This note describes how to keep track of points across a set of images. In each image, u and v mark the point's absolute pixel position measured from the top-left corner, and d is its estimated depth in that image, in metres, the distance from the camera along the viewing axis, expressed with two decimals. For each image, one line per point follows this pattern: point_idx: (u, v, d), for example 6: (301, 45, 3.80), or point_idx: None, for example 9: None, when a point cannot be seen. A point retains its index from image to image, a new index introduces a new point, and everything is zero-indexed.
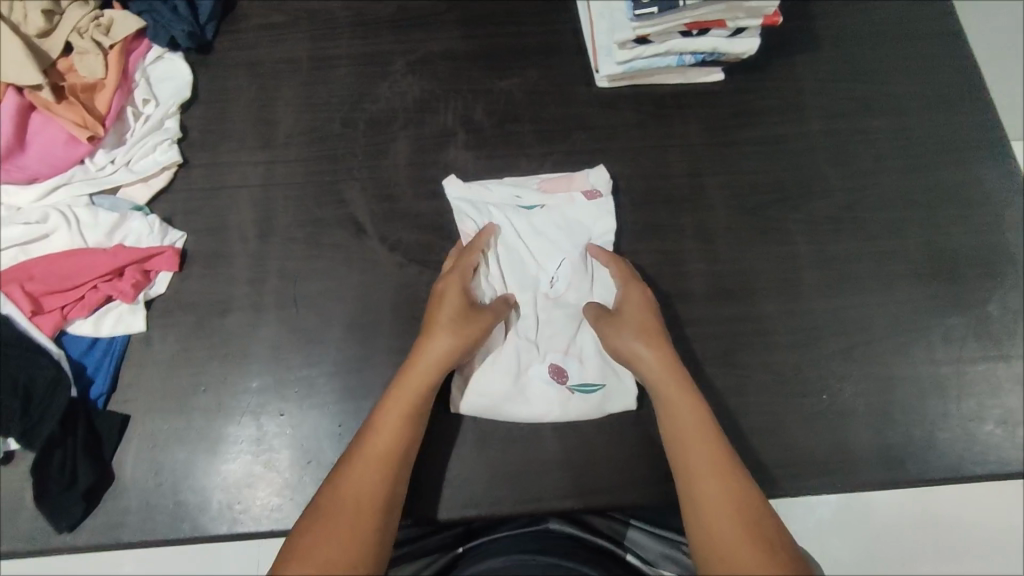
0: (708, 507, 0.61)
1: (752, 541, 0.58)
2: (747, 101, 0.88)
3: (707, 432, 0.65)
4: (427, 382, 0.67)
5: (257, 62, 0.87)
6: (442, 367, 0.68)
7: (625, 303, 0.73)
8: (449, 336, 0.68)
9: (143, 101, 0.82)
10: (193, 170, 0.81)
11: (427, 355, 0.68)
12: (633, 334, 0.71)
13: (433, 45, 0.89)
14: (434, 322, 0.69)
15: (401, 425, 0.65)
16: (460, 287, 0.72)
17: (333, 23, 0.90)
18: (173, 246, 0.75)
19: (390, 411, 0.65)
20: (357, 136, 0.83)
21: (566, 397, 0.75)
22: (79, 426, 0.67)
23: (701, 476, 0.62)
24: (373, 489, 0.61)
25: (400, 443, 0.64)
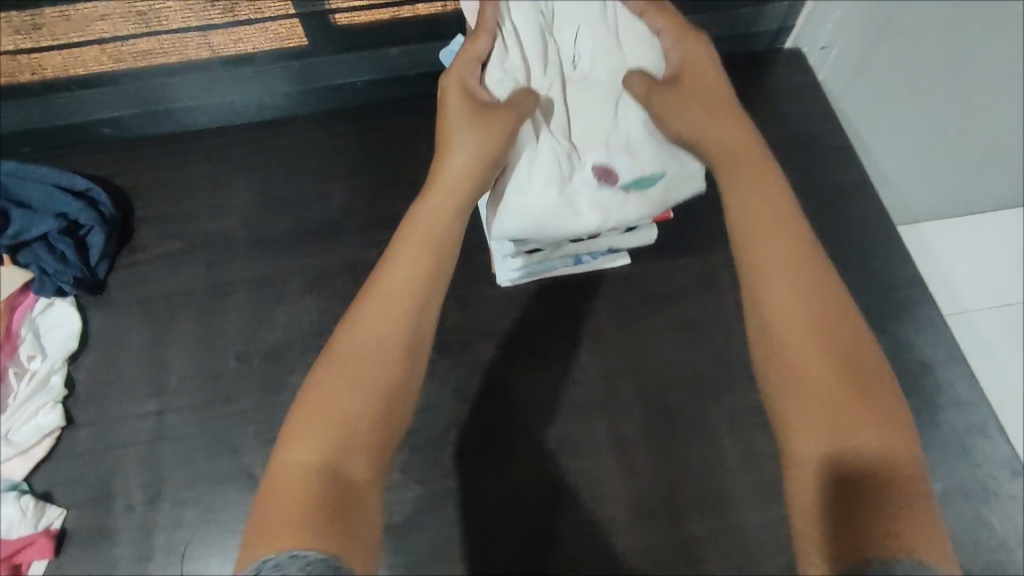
0: (768, 271, 0.52)
1: (832, 348, 0.48)
2: (660, 284, 0.83)
3: (805, 242, 0.53)
4: (448, 214, 0.61)
5: (150, 298, 0.85)
6: (466, 179, 0.62)
7: (687, 78, 0.65)
8: (463, 159, 0.61)
9: (28, 358, 0.80)
10: (78, 431, 0.77)
11: (447, 169, 0.62)
12: (695, 107, 0.63)
13: (331, 258, 0.87)
14: (451, 136, 0.62)
15: (420, 262, 0.58)
16: (462, 87, 0.64)
17: (230, 246, 0.88)
18: (48, 529, 0.71)
19: (405, 251, 0.59)
20: (253, 372, 0.80)
21: (623, 197, 0.66)
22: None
23: (776, 269, 0.52)
24: (389, 325, 0.55)
25: (421, 282, 0.57)
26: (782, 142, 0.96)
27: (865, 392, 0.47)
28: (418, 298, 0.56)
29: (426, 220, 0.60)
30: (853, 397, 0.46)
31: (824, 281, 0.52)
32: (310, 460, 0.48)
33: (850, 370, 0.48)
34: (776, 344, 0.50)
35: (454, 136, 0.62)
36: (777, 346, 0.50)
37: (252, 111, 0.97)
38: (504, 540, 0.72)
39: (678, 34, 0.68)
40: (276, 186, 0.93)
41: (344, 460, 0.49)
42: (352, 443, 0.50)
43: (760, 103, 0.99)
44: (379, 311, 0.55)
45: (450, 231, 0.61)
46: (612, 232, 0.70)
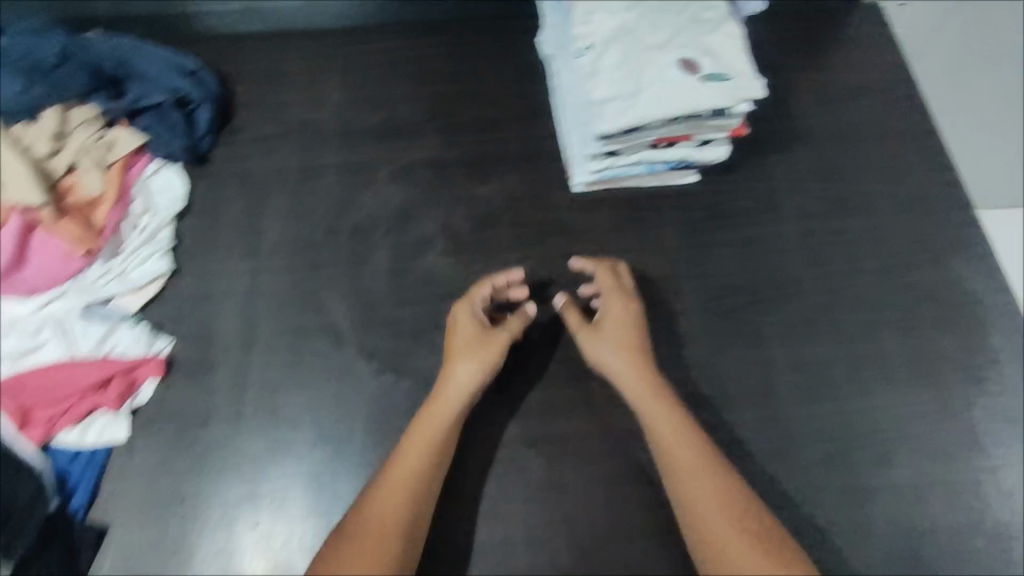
0: (700, 493, 0.67)
1: (747, 540, 0.64)
2: (722, 204, 0.90)
3: (724, 479, 0.67)
4: (454, 410, 0.71)
5: (249, 172, 0.92)
6: (462, 393, 0.71)
7: (607, 314, 0.77)
8: (472, 366, 0.72)
9: (139, 211, 0.86)
10: (183, 278, 0.84)
11: (450, 382, 0.72)
12: (616, 348, 0.75)
13: (416, 154, 0.94)
14: (456, 348, 0.73)
15: (427, 453, 0.68)
16: (470, 314, 0.76)
17: (322, 134, 0.95)
18: (158, 355, 0.78)
19: (418, 437, 0.69)
20: (341, 243, 0.86)
21: (698, 86, 0.73)
22: (58, 540, 0.70)
23: (688, 472, 0.68)
24: (396, 517, 0.64)
25: (426, 466, 0.68)
26: (850, 87, 0.99)
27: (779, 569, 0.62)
28: (416, 498, 0.66)
29: (436, 413, 0.70)
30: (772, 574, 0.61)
31: (732, 484, 0.67)
32: None
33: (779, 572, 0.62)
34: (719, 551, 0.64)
35: (455, 352, 0.73)
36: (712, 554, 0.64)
37: (348, 16, 1.02)
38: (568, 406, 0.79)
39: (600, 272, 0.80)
40: (366, 85, 0.99)
41: None
42: None
43: (831, 48, 1.02)
44: (386, 497, 0.65)
45: (455, 421, 0.71)
46: (687, 129, 0.78)
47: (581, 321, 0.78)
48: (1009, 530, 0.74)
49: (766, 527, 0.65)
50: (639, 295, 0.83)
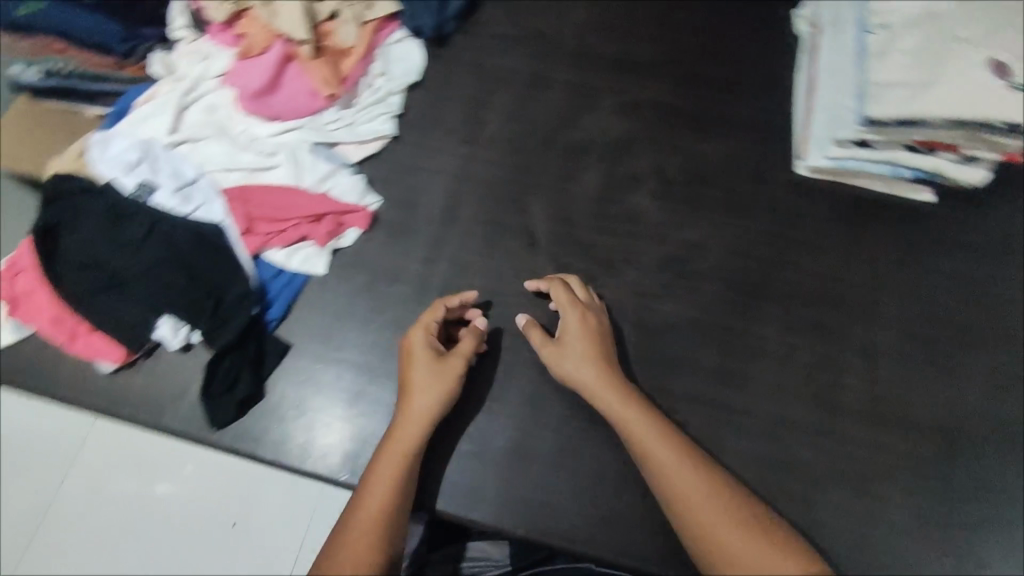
0: (687, 502, 0.62)
1: (745, 529, 0.61)
2: (953, 231, 0.83)
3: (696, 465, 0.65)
4: (411, 439, 0.67)
5: (482, 65, 0.94)
6: (421, 420, 0.67)
7: (566, 327, 0.73)
8: (427, 394, 0.68)
9: (377, 73, 0.90)
10: (402, 145, 0.87)
11: (407, 413, 0.68)
12: (581, 357, 0.70)
13: (644, 92, 0.92)
14: (411, 380, 0.69)
15: (392, 493, 0.64)
16: (425, 336, 0.71)
17: (558, 49, 0.95)
18: (367, 207, 0.82)
19: (378, 481, 0.64)
20: (554, 157, 0.87)
21: (1005, 90, 0.76)
22: (251, 341, 0.74)
23: (673, 467, 0.64)
24: (368, 554, 0.60)
25: (389, 500, 0.63)
26: None
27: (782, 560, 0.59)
28: (389, 526, 0.62)
29: (392, 453, 0.66)
30: (771, 555, 0.59)
31: (715, 474, 0.64)
32: None
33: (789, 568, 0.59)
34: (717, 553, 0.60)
35: (411, 384, 0.69)
36: (707, 551, 0.61)
37: None
38: (745, 378, 0.76)
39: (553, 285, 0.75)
40: (611, 12, 0.97)
41: None
42: None
43: None
44: (355, 537, 0.61)
45: (417, 448, 0.67)
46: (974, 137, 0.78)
47: (543, 335, 0.73)
48: None
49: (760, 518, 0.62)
50: (837, 301, 0.80)
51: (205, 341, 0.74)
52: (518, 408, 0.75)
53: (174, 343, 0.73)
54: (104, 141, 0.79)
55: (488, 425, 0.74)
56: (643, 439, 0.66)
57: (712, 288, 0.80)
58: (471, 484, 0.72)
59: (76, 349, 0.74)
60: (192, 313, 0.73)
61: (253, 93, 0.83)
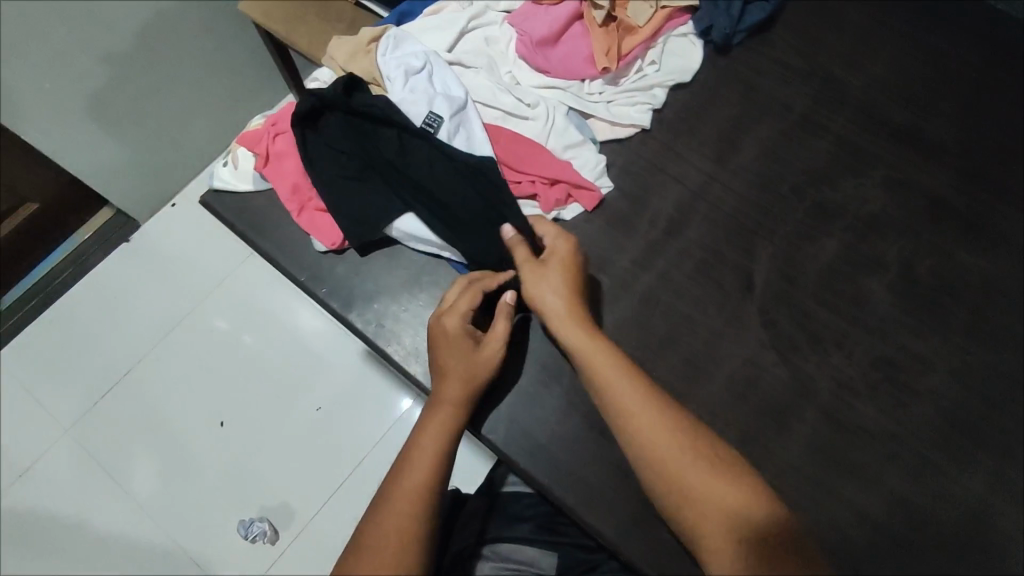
0: (637, 422, 0.61)
1: (715, 475, 0.58)
2: None
3: (663, 410, 0.62)
4: (453, 406, 0.66)
5: (757, 88, 0.88)
6: (470, 395, 0.66)
7: (549, 252, 0.71)
8: (463, 369, 0.66)
9: (650, 61, 0.87)
10: (650, 140, 0.85)
11: (450, 380, 0.66)
12: (558, 287, 0.68)
13: (920, 174, 0.83)
14: (451, 365, 0.66)
15: (432, 464, 0.62)
16: (464, 308, 0.68)
17: (841, 98, 0.88)
18: (599, 189, 0.80)
19: (420, 450, 0.63)
20: (798, 208, 0.81)
21: None
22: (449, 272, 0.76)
23: (640, 414, 0.61)
24: (409, 519, 0.59)
25: (433, 464, 0.63)
26: None
27: (743, 499, 0.57)
28: (434, 490, 0.61)
29: (435, 424, 0.65)
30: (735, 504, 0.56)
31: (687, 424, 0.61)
32: None
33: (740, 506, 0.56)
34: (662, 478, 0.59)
35: (450, 365, 0.67)
36: (679, 496, 0.58)
37: (935, 12, 0.93)
38: (921, 515, 0.69)
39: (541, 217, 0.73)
40: (913, 80, 0.88)
41: None
42: None
43: None
44: (397, 501, 0.60)
45: (459, 421, 0.66)
46: None
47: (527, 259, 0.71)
48: None
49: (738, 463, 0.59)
50: None
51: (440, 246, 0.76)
52: None
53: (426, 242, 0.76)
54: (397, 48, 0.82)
55: None
56: (606, 384, 0.64)
57: (919, 407, 0.73)
58: (605, 497, 0.70)
59: (298, 219, 0.77)
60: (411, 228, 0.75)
61: (534, 40, 0.83)
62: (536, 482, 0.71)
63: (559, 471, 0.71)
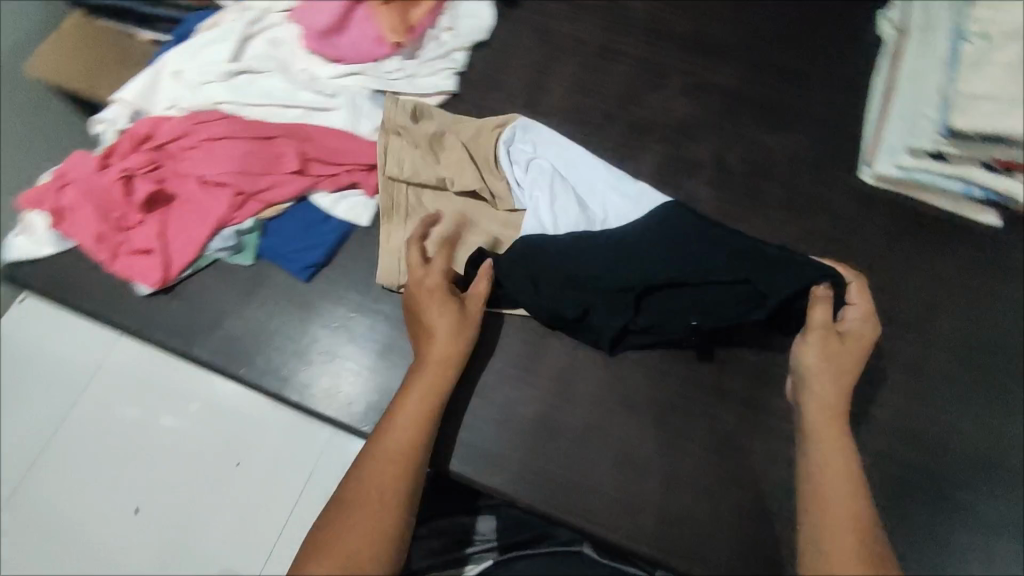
0: (825, 466, 0.60)
1: (863, 537, 0.56)
2: (1014, 256, 0.80)
3: (855, 480, 0.59)
4: (440, 366, 0.66)
5: (551, 31, 0.91)
6: (455, 356, 0.66)
7: (851, 333, 0.66)
8: (447, 327, 0.67)
9: (444, 28, 0.88)
10: (461, 104, 0.86)
11: (435, 340, 0.66)
12: (842, 367, 0.64)
13: (715, 76, 0.89)
14: (434, 323, 0.67)
15: (411, 448, 0.62)
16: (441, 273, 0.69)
17: (630, 24, 0.92)
18: None
19: (396, 433, 0.62)
20: (614, 133, 0.85)
21: None
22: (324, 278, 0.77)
23: (834, 468, 0.59)
24: (389, 477, 0.60)
25: (420, 424, 0.63)
26: None
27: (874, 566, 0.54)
28: (419, 450, 0.62)
29: (422, 386, 0.65)
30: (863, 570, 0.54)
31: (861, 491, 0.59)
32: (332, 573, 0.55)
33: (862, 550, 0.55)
34: (813, 499, 0.59)
35: (433, 324, 0.67)
36: (818, 544, 0.56)
37: None
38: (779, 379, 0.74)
39: (857, 288, 0.69)
40: None
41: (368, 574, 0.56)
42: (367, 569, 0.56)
43: None
44: (378, 459, 0.61)
45: (444, 386, 0.65)
46: None
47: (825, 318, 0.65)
48: None
49: (879, 529, 0.57)
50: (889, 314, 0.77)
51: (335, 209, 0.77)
52: (553, 383, 0.73)
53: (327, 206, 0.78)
54: (512, 145, 0.79)
55: (516, 394, 0.73)
56: (822, 438, 0.62)
57: None
58: (491, 450, 0.71)
59: (115, 267, 0.73)
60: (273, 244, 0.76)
61: (319, 31, 0.82)
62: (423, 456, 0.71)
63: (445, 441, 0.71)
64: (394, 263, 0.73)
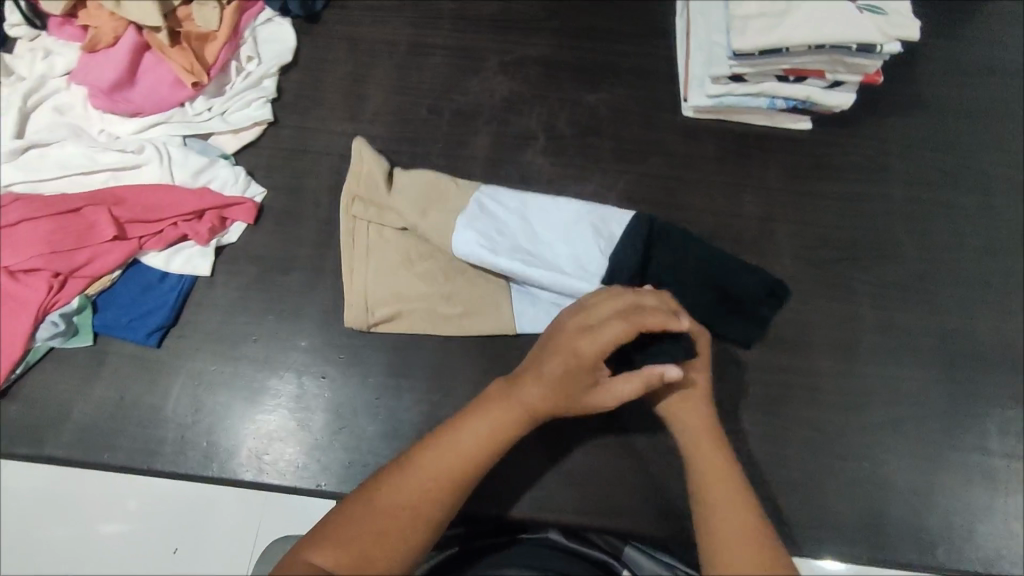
0: (711, 508, 0.55)
1: None
2: (831, 154, 0.86)
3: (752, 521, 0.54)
4: (536, 404, 0.57)
5: (358, 38, 0.89)
6: (557, 402, 0.57)
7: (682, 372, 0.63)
8: (562, 371, 0.56)
9: (246, 57, 0.85)
10: (282, 131, 0.84)
11: (542, 377, 0.57)
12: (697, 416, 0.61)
13: (529, 48, 0.90)
14: (551, 355, 0.57)
15: (454, 479, 0.54)
16: (614, 328, 0.55)
17: (436, 14, 0.91)
18: (251, 199, 0.78)
19: (445, 457, 0.54)
20: (441, 125, 0.85)
21: (856, 14, 0.75)
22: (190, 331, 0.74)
23: (719, 508, 0.55)
24: (431, 500, 0.53)
25: (484, 452, 0.56)
26: (986, 60, 0.91)
27: None
28: (473, 482, 0.55)
29: (504, 410, 0.57)
30: None
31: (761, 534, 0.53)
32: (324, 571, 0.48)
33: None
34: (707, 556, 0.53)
35: (552, 361, 0.57)
36: None
37: None
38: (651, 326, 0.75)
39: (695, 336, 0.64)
40: None
41: None
42: None
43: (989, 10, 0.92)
44: (427, 470, 0.54)
45: (522, 423, 0.57)
46: (834, 53, 0.77)
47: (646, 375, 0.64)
48: None
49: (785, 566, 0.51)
50: (731, 236, 0.82)
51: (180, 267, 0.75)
52: (429, 382, 0.72)
53: (174, 264, 0.75)
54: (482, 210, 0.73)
55: (397, 405, 0.72)
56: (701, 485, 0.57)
57: None
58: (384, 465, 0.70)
59: None
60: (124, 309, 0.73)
61: (106, 88, 0.78)
62: (313, 492, 0.69)
63: (334, 470, 0.70)
64: (359, 304, 0.73)
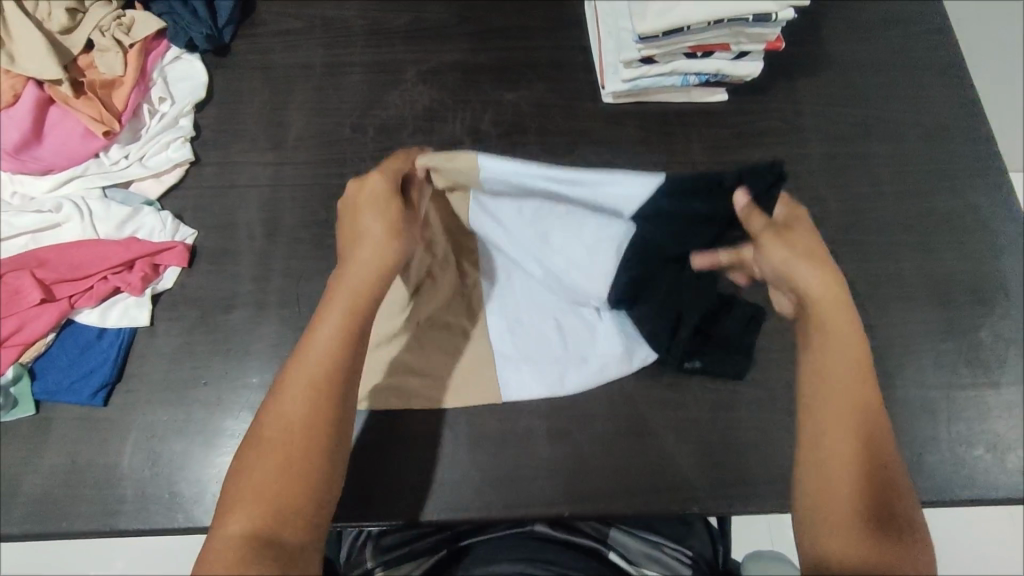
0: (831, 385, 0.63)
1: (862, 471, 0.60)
2: (748, 123, 0.88)
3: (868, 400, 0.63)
4: (372, 272, 0.63)
5: (272, 65, 0.88)
6: (387, 254, 0.64)
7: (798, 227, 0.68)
8: (378, 227, 0.64)
9: (158, 99, 0.83)
10: (205, 168, 0.82)
11: (364, 245, 0.64)
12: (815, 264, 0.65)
13: (445, 55, 0.90)
14: (363, 228, 0.65)
15: (316, 385, 0.59)
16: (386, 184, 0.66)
17: (347, 32, 0.91)
18: (183, 242, 0.77)
19: (297, 377, 0.59)
20: (366, 142, 0.85)
21: None
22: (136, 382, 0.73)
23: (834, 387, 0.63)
24: (301, 403, 0.58)
25: (336, 334, 0.61)
26: (883, 14, 0.95)
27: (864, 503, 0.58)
28: (337, 363, 0.60)
29: (339, 290, 0.62)
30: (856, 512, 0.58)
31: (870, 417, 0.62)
32: (240, 535, 0.54)
33: (857, 484, 0.59)
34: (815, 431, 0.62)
35: (365, 232, 0.65)
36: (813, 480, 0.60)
37: None
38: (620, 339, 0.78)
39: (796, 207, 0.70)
40: None
41: (279, 531, 0.54)
42: (280, 517, 0.55)
43: None
44: (287, 387, 0.59)
45: (369, 290, 0.63)
46: (734, 24, 0.80)
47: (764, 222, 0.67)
48: (1005, 441, 0.76)
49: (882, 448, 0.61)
50: None
51: (120, 319, 0.74)
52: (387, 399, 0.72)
53: (113, 318, 0.74)
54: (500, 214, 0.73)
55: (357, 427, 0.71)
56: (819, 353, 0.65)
57: None
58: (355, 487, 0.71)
59: None
60: (64, 373, 0.71)
61: (11, 149, 0.76)
62: None
63: None
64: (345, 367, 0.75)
